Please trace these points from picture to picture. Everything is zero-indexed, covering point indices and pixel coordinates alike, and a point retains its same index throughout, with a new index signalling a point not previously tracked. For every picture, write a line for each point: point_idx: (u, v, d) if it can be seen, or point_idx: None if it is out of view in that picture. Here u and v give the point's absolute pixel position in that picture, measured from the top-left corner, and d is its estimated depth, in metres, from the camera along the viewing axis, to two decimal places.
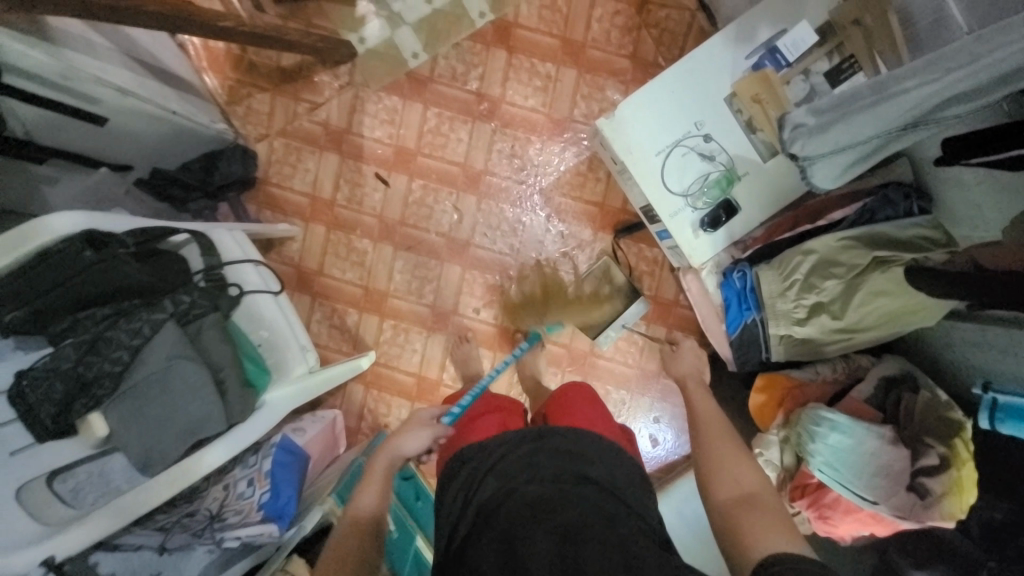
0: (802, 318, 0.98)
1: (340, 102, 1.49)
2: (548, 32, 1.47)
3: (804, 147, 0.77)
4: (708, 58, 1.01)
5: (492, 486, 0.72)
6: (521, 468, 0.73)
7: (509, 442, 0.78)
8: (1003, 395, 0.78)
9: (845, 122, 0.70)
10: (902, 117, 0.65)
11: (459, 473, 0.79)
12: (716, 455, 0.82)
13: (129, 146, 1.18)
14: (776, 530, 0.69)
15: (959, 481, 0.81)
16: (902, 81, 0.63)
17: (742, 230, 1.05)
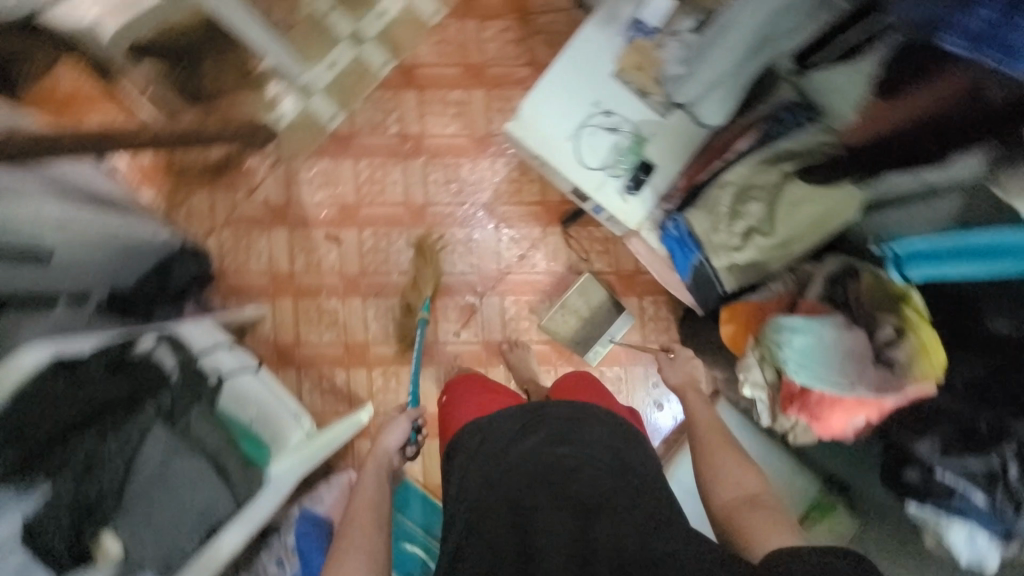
0: (739, 244, 1.04)
1: (275, 179, 1.56)
2: (448, 63, 1.57)
3: (684, 93, 0.98)
4: (586, 45, 1.12)
5: (496, 457, 0.80)
6: (524, 440, 0.80)
7: (506, 419, 0.85)
8: (902, 245, 0.91)
9: (708, 61, 0.91)
10: (745, 46, 0.87)
11: (462, 449, 0.85)
12: (718, 461, 0.88)
13: (82, 272, 1.18)
14: (777, 527, 0.75)
15: (921, 343, 0.88)
16: (734, 19, 0.85)
17: (664, 184, 1.13)
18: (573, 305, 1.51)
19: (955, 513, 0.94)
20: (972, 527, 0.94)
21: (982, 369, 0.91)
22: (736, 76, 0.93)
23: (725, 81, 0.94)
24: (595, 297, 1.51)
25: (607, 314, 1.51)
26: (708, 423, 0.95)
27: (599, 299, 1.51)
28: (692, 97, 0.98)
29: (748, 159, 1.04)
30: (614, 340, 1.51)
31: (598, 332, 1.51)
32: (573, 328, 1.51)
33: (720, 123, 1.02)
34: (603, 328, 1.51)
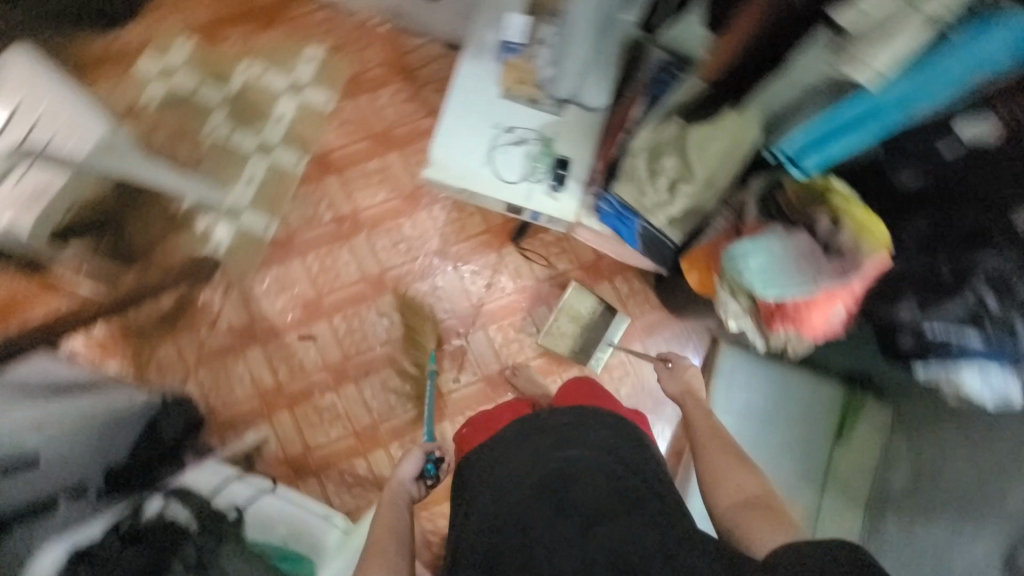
0: (670, 198, 1.09)
1: (233, 303, 1.57)
2: (355, 138, 1.64)
3: (565, 90, 1.09)
4: (468, 79, 1.20)
5: (500, 466, 0.86)
6: (526, 449, 0.86)
7: (511, 430, 0.91)
8: (788, 145, 0.94)
9: (570, 54, 1.00)
10: (591, 29, 0.95)
11: (473, 465, 0.91)
12: (722, 463, 0.92)
13: (74, 465, 1.15)
14: (774, 527, 0.79)
15: (857, 223, 0.94)
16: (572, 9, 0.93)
17: (584, 171, 1.20)
18: (564, 321, 1.56)
19: (959, 360, 0.96)
20: (981, 366, 0.96)
21: (925, 227, 0.99)
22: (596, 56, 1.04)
23: (591, 65, 1.04)
24: (586, 304, 1.56)
25: (601, 320, 1.56)
26: (708, 428, 0.99)
27: (590, 308, 1.56)
28: (572, 91, 1.09)
29: (646, 123, 1.12)
30: (613, 344, 1.55)
31: (596, 338, 1.55)
32: (570, 341, 1.55)
33: (605, 101, 1.14)
34: (600, 334, 1.55)
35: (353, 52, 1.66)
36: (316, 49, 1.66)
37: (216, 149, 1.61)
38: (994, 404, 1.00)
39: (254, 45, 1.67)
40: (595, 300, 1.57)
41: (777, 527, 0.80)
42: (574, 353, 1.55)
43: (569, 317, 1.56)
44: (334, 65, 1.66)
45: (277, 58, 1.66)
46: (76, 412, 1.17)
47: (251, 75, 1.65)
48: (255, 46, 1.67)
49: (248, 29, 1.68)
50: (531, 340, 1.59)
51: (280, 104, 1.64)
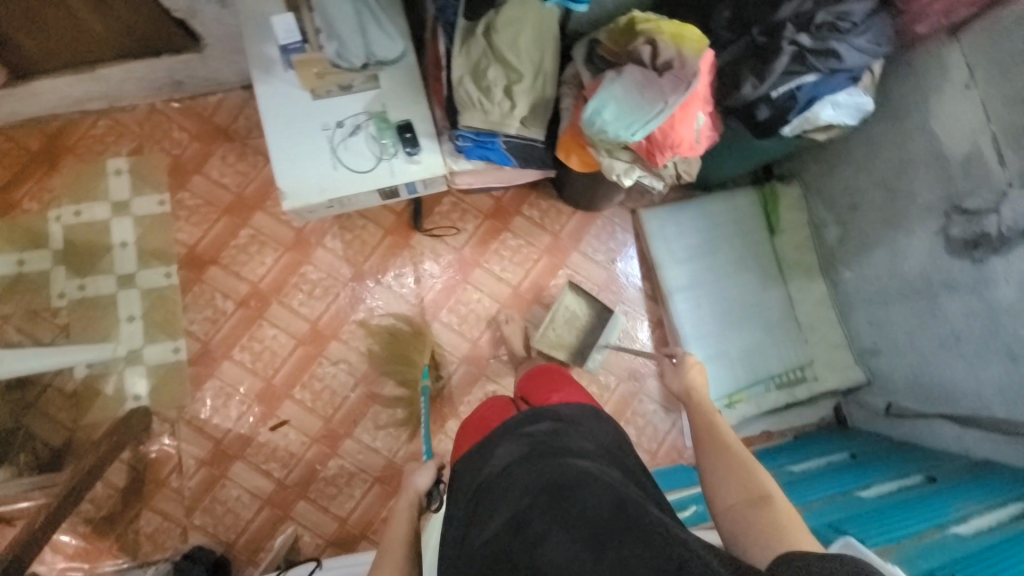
0: (512, 103, 1.10)
1: (187, 438, 1.46)
2: (210, 220, 1.53)
3: (354, 53, 1.11)
4: (270, 99, 1.14)
5: (497, 469, 0.85)
6: (525, 454, 0.84)
7: (507, 428, 0.93)
8: None
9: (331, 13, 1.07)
10: None
11: (471, 464, 0.93)
12: (725, 462, 0.89)
13: None
14: (781, 532, 0.76)
15: (673, 34, 1.03)
16: None
17: (429, 124, 1.18)
18: (558, 326, 1.56)
19: (810, 104, 1.06)
20: (828, 100, 1.06)
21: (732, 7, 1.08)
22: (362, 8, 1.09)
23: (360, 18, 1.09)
24: (581, 309, 1.57)
25: (596, 319, 1.57)
26: (706, 423, 0.99)
27: (583, 311, 1.57)
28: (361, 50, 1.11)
29: (454, 49, 1.11)
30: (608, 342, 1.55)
31: (592, 338, 1.56)
32: (567, 345, 1.56)
33: (401, 46, 1.14)
34: (597, 332, 1.56)
35: (158, 143, 1.55)
36: (118, 160, 1.53)
37: (77, 309, 1.46)
38: (856, 122, 1.11)
39: (52, 190, 1.51)
40: (585, 301, 1.57)
41: (778, 531, 0.77)
42: (572, 353, 1.57)
43: (566, 320, 1.56)
44: (147, 165, 1.54)
45: (84, 188, 1.52)
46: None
47: (68, 220, 1.50)
48: (55, 191, 1.51)
49: (36, 179, 1.51)
50: (483, 304, 1.60)
51: (116, 232, 1.50)
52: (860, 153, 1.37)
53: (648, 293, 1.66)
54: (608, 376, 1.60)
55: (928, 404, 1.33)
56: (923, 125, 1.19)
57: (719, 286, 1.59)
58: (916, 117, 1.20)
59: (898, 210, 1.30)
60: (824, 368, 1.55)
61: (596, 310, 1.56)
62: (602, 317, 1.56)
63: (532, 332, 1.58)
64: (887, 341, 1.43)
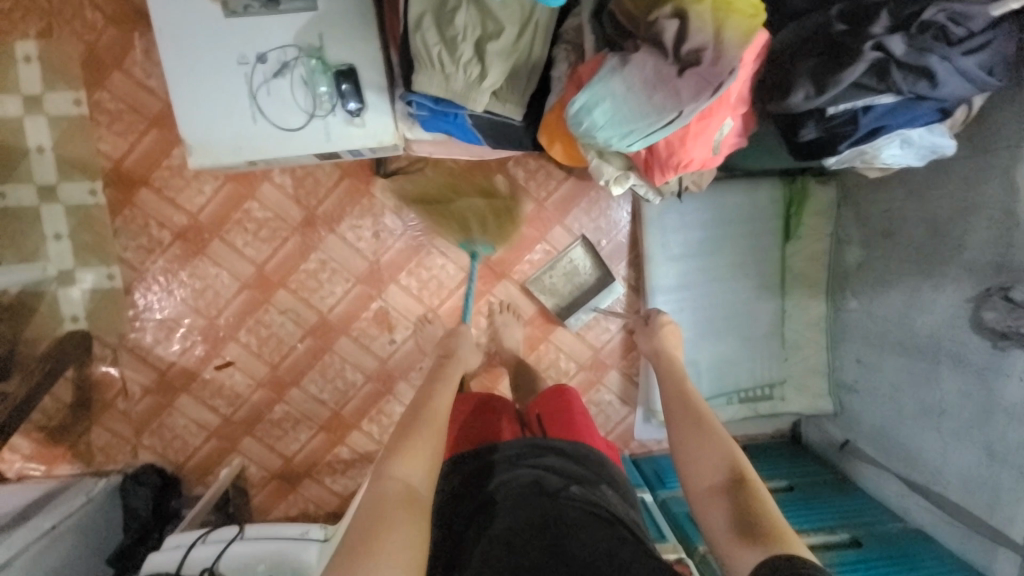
0: (481, 70, 0.82)
1: (131, 365, 1.44)
2: (139, 133, 1.31)
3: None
4: (172, 7, 0.86)
5: (493, 497, 0.79)
6: (525, 487, 0.78)
7: (512, 454, 0.87)
8: None
9: None
10: None
11: (463, 485, 0.85)
12: (694, 442, 0.80)
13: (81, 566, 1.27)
14: (755, 520, 0.67)
15: (721, 1, 0.71)
16: None
17: (379, 71, 0.91)
18: (553, 275, 1.46)
19: (872, 135, 0.80)
20: (901, 134, 0.81)
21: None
22: None
23: None
24: (585, 266, 1.45)
25: (595, 282, 1.46)
26: (679, 396, 0.90)
27: (587, 272, 1.46)
28: None
29: None
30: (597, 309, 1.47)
31: (583, 298, 1.46)
32: (558, 295, 1.47)
33: None
34: (592, 292, 1.46)
35: (66, 23, 1.25)
36: (21, 42, 1.25)
37: None
38: (925, 163, 0.89)
39: None
40: (592, 261, 1.45)
41: (755, 521, 0.67)
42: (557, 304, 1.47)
43: (564, 270, 1.46)
44: (58, 52, 1.26)
45: None
46: (35, 531, 1.18)
47: None
48: None
49: None
50: (446, 272, 1.46)
51: (28, 133, 1.30)
52: (920, 180, 1.13)
53: (631, 282, 1.50)
54: (569, 361, 1.53)
55: (893, 462, 1.26)
56: (1008, 168, 0.95)
57: (711, 288, 1.42)
58: (1005, 158, 0.96)
59: (935, 256, 1.11)
60: (794, 391, 1.46)
61: (599, 274, 1.46)
62: (601, 283, 1.46)
63: (495, 308, 1.47)
64: (869, 381, 1.32)
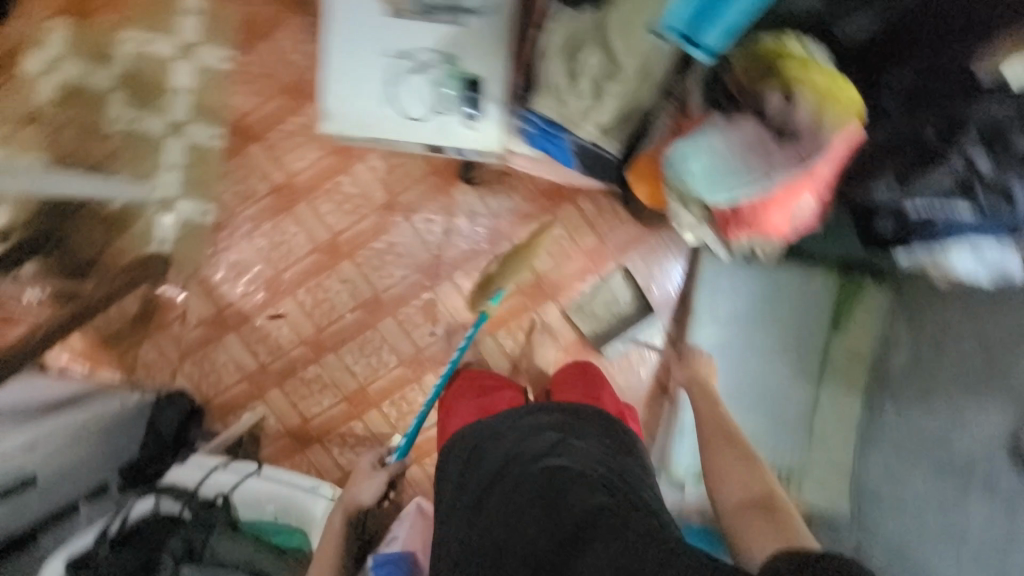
0: (596, 103, 0.92)
1: (196, 296, 1.55)
2: (268, 96, 1.49)
3: None
4: (347, 2, 1.02)
5: (496, 464, 0.84)
6: (524, 450, 0.83)
7: (507, 428, 0.88)
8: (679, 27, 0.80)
9: None
10: None
11: (463, 468, 0.88)
12: (728, 460, 0.89)
13: (93, 467, 1.33)
14: (770, 533, 0.74)
15: (819, 90, 0.80)
16: None
17: (502, 87, 1.03)
18: (590, 304, 1.52)
19: (948, 239, 0.85)
20: (975, 246, 0.87)
21: (912, 74, 0.84)
22: None
23: None
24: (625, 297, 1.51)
25: (636, 316, 1.51)
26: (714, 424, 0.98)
27: (626, 301, 1.52)
28: None
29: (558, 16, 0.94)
30: (636, 342, 1.52)
31: (625, 328, 1.51)
32: (596, 322, 1.52)
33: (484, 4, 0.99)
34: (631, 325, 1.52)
35: None
36: (197, 1, 1.46)
37: (128, 140, 1.50)
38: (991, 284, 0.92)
39: (131, 12, 1.47)
40: (632, 294, 1.51)
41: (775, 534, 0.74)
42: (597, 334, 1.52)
43: (604, 298, 1.51)
44: (226, 16, 1.46)
45: (161, 19, 1.47)
46: (66, 425, 1.24)
47: (139, 48, 1.48)
48: (133, 13, 1.47)
49: None
50: (499, 281, 1.53)
51: (177, 75, 1.49)
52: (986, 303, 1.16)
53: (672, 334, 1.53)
54: None
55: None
56: None
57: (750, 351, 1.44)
58: None
59: (986, 366, 1.16)
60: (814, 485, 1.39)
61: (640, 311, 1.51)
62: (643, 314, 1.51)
63: (537, 326, 1.53)
64: (894, 492, 1.29)
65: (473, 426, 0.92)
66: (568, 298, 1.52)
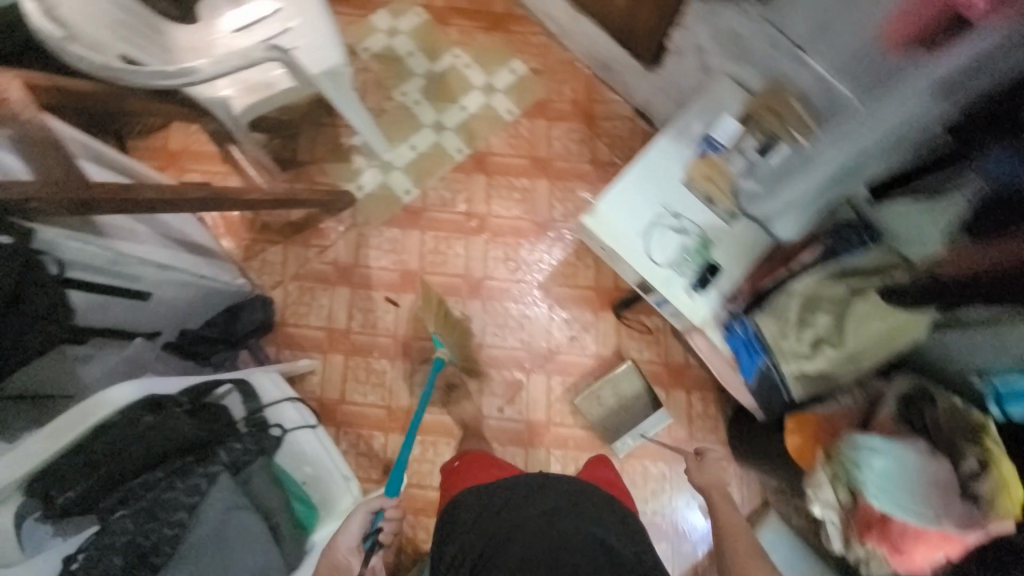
0: (808, 354, 1.05)
1: (347, 242, 1.66)
2: (518, 154, 1.73)
3: (762, 208, 1.08)
4: (660, 152, 1.21)
5: (510, 526, 0.89)
6: (541, 517, 0.90)
7: (517, 489, 0.95)
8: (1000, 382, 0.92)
9: (789, 184, 1.01)
10: (825, 168, 0.93)
11: (469, 511, 0.95)
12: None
13: (164, 314, 1.28)
14: None
15: (1005, 481, 0.85)
16: (817, 150, 0.95)
17: (730, 286, 1.17)
18: (607, 395, 1.54)
19: None
20: None
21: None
22: (813, 196, 1.01)
23: (803, 201, 1.02)
24: (634, 385, 1.53)
25: (641, 407, 1.53)
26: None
27: (632, 390, 1.53)
28: (768, 212, 1.07)
29: (817, 271, 1.06)
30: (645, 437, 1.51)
31: (629, 425, 1.52)
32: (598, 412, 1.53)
33: (792, 233, 1.10)
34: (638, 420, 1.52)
35: (551, 81, 1.76)
36: (520, 65, 1.77)
37: (399, 109, 1.74)
38: None
39: (471, 40, 1.79)
40: (639, 387, 1.53)
41: None
42: (603, 429, 1.54)
43: (614, 386, 1.53)
44: (532, 87, 1.76)
45: (488, 58, 1.78)
46: (180, 270, 1.25)
47: (458, 63, 1.78)
48: (472, 42, 1.79)
49: (473, 25, 1.80)
50: (584, 410, 1.57)
51: (468, 97, 1.76)
52: None
53: (694, 565, 1.50)
54: None
55: None
56: None
57: None
58: None
59: None
60: None
61: (682, 509, 1.52)
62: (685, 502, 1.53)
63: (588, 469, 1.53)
64: None
65: (495, 486, 0.98)
66: (631, 466, 1.53)
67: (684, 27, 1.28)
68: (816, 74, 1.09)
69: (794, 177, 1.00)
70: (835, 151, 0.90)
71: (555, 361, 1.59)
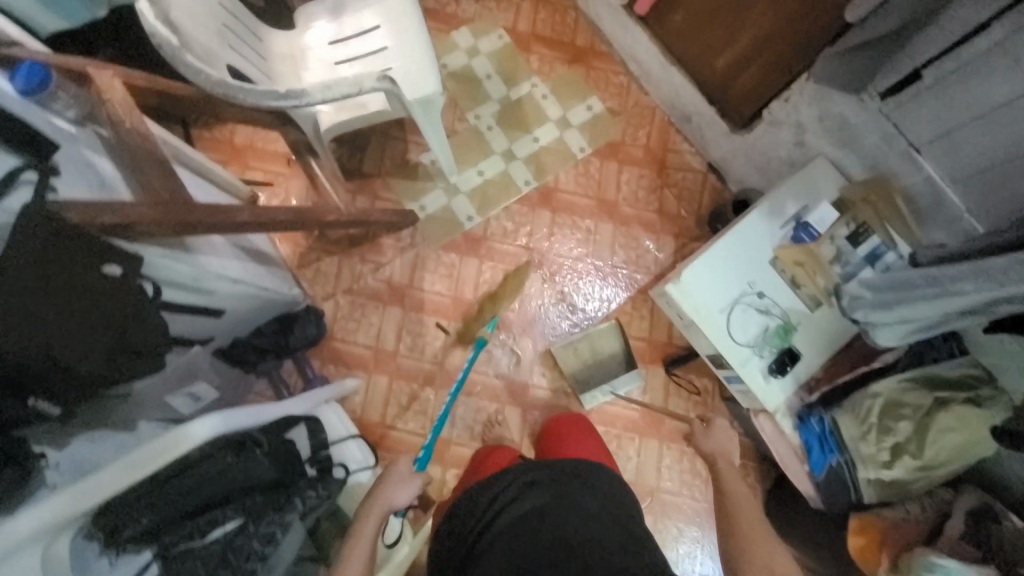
0: (887, 461, 1.06)
1: (403, 262, 1.63)
2: (585, 194, 1.70)
3: (867, 315, 1.04)
4: (751, 227, 1.19)
5: (509, 517, 0.91)
6: (536, 508, 0.90)
7: (510, 481, 0.96)
8: None
9: (906, 304, 0.96)
10: (964, 304, 0.88)
11: (478, 499, 0.97)
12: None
13: (221, 327, 1.24)
14: None
15: None
16: (956, 283, 0.88)
17: (807, 372, 1.18)
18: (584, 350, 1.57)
19: None
20: None
21: None
22: (935, 321, 0.95)
23: (916, 320, 0.97)
24: (612, 344, 1.57)
25: (615, 366, 1.58)
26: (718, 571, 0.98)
27: (609, 349, 1.58)
28: (873, 319, 1.03)
29: (898, 373, 1.10)
30: (614, 394, 1.56)
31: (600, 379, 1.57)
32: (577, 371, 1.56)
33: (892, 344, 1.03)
34: (610, 378, 1.57)
35: (626, 123, 1.73)
36: (598, 103, 1.73)
37: (470, 133, 1.71)
38: None
39: (550, 70, 1.75)
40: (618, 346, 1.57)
41: None
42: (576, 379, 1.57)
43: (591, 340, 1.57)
44: (607, 126, 1.73)
45: (565, 90, 1.74)
46: (247, 286, 1.20)
47: (535, 92, 1.74)
48: (551, 72, 1.75)
49: (554, 55, 1.76)
50: (623, 463, 1.55)
51: (541, 128, 1.73)
52: None
53: None
54: None
55: None
56: None
57: None
58: None
59: None
60: None
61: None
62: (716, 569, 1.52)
63: None
64: None
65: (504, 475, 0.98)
66: (664, 526, 1.52)
67: (788, 102, 1.27)
68: (926, 177, 1.11)
69: (913, 298, 0.95)
70: (978, 287, 0.85)
71: (599, 410, 1.58)
